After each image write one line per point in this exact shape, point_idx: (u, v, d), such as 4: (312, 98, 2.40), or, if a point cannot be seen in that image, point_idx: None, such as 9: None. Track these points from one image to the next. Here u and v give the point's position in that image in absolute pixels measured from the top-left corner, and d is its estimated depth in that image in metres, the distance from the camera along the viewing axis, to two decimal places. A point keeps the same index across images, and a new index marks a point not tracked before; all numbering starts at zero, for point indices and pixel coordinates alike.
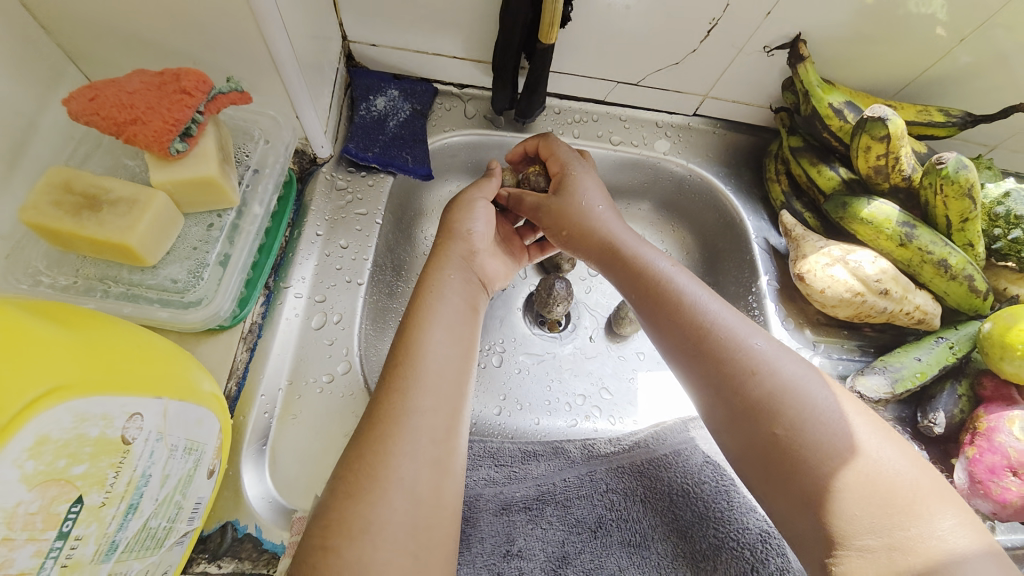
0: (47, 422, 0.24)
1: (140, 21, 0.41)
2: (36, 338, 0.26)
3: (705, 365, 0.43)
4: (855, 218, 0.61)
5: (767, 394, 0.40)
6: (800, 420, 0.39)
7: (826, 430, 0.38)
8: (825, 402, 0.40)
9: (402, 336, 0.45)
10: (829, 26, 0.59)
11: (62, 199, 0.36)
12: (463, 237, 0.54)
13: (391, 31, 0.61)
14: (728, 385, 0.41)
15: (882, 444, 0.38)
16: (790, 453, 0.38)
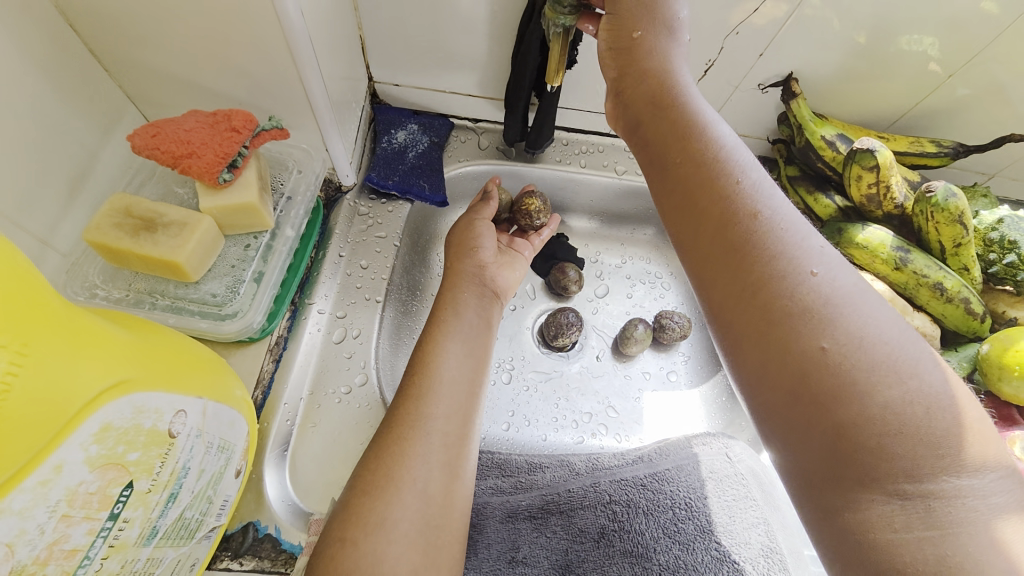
0: (112, 412, 0.28)
1: (197, 68, 0.47)
2: (112, 341, 0.30)
3: (745, 263, 0.35)
4: (851, 243, 0.63)
5: (811, 309, 0.33)
6: (857, 339, 0.32)
7: (874, 353, 0.31)
8: (881, 325, 0.32)
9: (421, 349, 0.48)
10: (820, 64, 0.63)
11: (122, 221, 0.41)
12: (477, 255, 0.58)
13: (414, 72, 0.67)
14: (772, 292, 0.34)
15: (939, 378, 0.31)
16: (829, 374, 0.31)
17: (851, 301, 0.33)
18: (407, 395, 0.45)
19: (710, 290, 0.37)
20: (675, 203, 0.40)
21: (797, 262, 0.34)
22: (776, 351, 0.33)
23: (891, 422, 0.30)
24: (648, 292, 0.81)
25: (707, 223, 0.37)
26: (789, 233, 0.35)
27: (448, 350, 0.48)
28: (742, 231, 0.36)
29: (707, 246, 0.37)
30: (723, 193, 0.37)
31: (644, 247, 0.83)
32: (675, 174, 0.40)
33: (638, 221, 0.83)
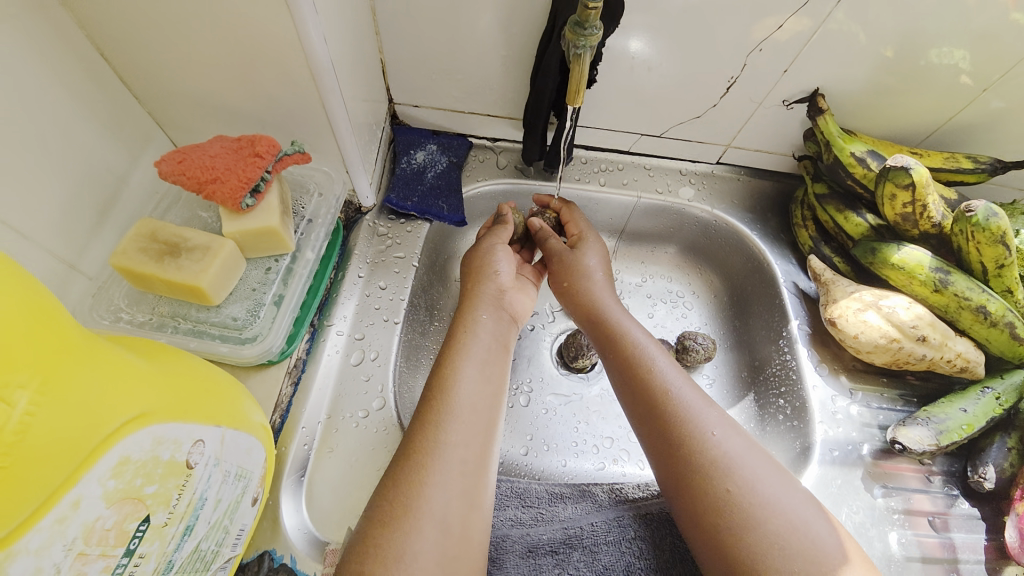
0: (129, 445, 0.27)
1: (222, 94, 0.48)
2: (129, 370, 0.29)
3: (661, 432, 0.46)
4: (886, 263, 0.61)
5: (713, 462, 0.43)
6: (753, 486, 0.42)
7: (765, 492, 0.42)
8: (762, 466, 0.44)
9: (436, 372, 0.47)
10: (846, 80, 0.61)
11: (147, 246, 0.41)
12: (496, 279, 0.57)
13: (433, 93, 0.68)
14: (680, 411, 0.46)
15: (805, 505, 0.42)
16: (718, 493, 0.42)
17: (744, 452, 0.44)
18: (421, 419, 0.44)
19: (645, 444, 0.48)
20: (624, 379, 0.51)
21: (707, 424, 0.46)
22: (687, 487, 0.44)
23: (756, 544, 0.40)
24: (669, 312, 0.79)
25: (640, 415, 0.48)
26: (702, 413, 0.46)
27: (465, 369, 0.47)
28: (667, 415, 0.46)
29: (642, 427, 0.48)
30: (660, 401, 0.47)
31: (665, 265, 0.82)
32: (624, 376, 0.51)
33: (659, 240, 0.81)
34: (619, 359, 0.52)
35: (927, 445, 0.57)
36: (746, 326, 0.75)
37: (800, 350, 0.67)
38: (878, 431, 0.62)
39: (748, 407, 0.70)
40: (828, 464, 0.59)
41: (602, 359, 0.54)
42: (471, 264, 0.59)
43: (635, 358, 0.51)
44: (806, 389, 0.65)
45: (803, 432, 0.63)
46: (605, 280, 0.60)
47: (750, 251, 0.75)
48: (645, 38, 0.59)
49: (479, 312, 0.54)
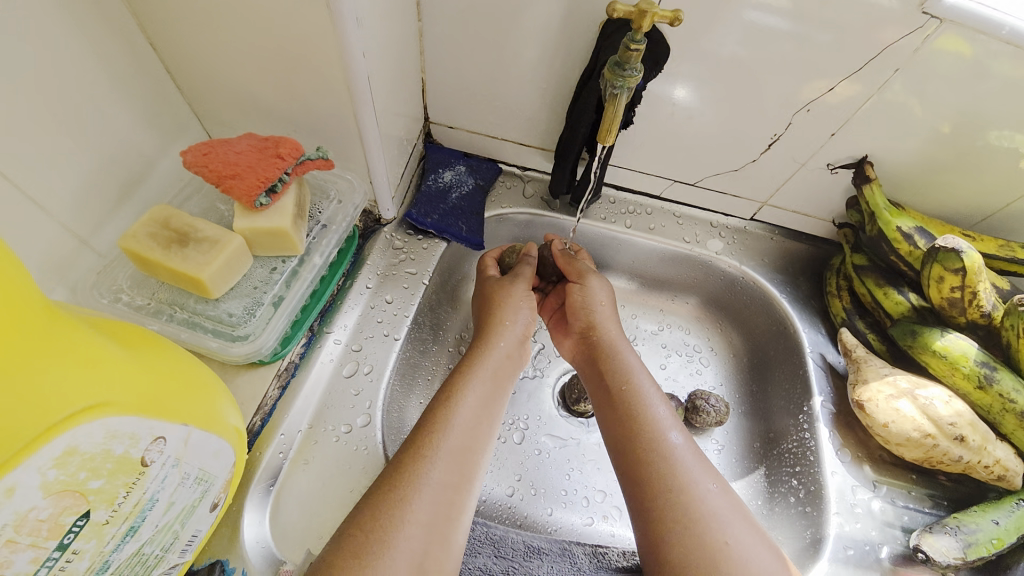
0: (80, 435, 0.26)
1: (259, 94, 0.49)
2: (97, 354, 0.29)
3: (650, 476, 0.47)
4: (927, 349, 0.56)
5: (705, 515, 0.44)
6: (730, 553, 0.43)
7: (741, 561, 0.43)
8: (742, 534, 0.44)
9: (431, 406, 0.47)
10: (898, 150, 0.58)
11: (158, 232, 0.41)
12: (511, 329, 0.56)
13: (468, 116, 0.68)
14: (665, 466, 0.47)
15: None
16: (709, 549, 0.43)
17: (733, 510, 0.46)
18: (408, 451, 0.43)
19: (629, 488, 0.48)
20: (618, 418, 0.51)
21: (699, 476, 0.47)
22: (674, 538, 0.44)
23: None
24: (683, 366, 0.75)
25: (631, 455, 0.49)
26: (694, 463, 0.48)
27: (461, 405, 0.47)
28: (660, 460, 0.47)
29: (630, 468, 0.48)
30: (653, 444, 0.48)
31: (684, 317, 0.78)
32: (618, 415, 0.51)
33: (680, 289, 0.78)
34: (612, 402, 0.53)
35: (953, 559, 0.51)
36: (764, 393, 0.70)
37: (821, 429, 0.61)
38: (901, 534, 0.55)
39: (757, 482, 0.65)
40: (840, 563, 0.53)
41: (596, 399, 0.55)
42: (494, 306, 0.57)
43: (632, 399, 0.52)
44: (823, 473, 0.59)
45: (816, 521, 0.57)
46: (613, 313, 0.61)
47: (776, 314, 0.71)
48: (691, 86, 0.58)
49: (492, 348, 0.53)
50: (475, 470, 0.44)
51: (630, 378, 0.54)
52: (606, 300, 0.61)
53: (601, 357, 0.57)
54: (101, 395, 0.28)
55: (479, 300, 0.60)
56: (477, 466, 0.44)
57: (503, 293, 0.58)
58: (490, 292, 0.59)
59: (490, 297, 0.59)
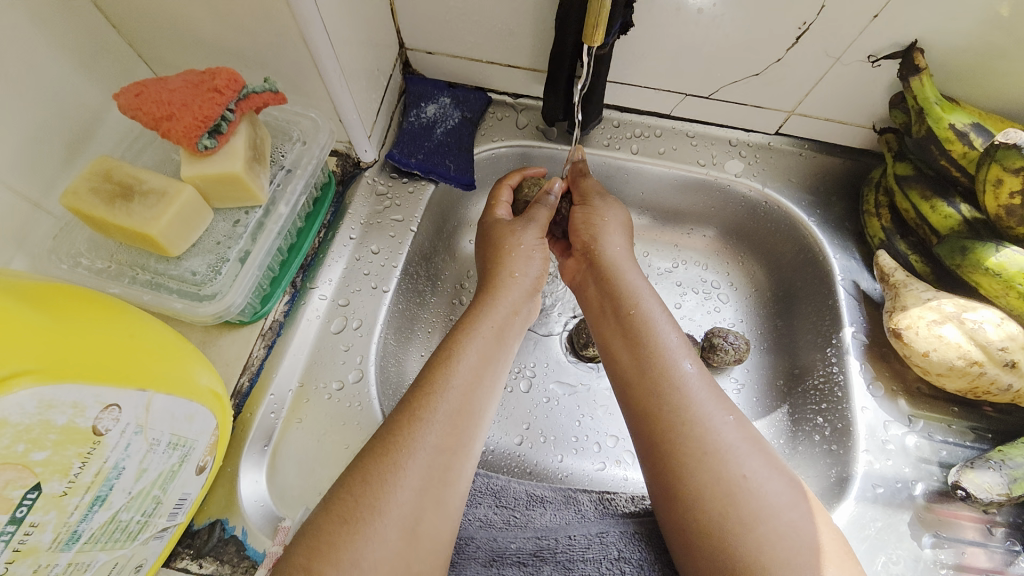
0: (6, 406, 0.25)
1: (194, 23, 0.43)
2: (14, 324, 0.27)
3: (659, 407, 0.43)
4: (977, 267, 0.49)
5: (720, 449, 0.41)
6: (743, 486, 0.40)
7: (756, 495, 0.40)
8: (756, 466, 0.41)
9: (430, 367, 0.43)
10: (962, 31, 0.47)
11: (100, 187, 0.39)
12: (518, 282, 0.52)
13: (445, 40, 0.59)
14: (674, 397, 0.43)
15: (801, 514, 0.39)
16: (724, 482, 0.40)
17: (752, 445, 0.42)
18: (402, 413, 0.40)
19: (636, 420, 0.45)
20: (625, 347, 0.48)
21: (714, 408, 0.43)
22: (686, 471, 0.41)
23: (764, 538, 0.38)
24: (700, 304, 0.70)
25: (638, 385, 0.45)
26: (709, 395, 0.44)
27: (459, 362, 0.43)
28: (670, 390, 0.44)
29: (637, 399, 0.45)
30: (664, 374, 0.45)
31: (701, 251, 0.72)
32: (626, 343, 0.48)
33: (696, 221, 0.71)
34: (621, 330, 0.49)
35: (997, 495, 0.47)
36: (790, 327, 0.65)
37: (851, 362, 0.56)
38: (938, 470, 0.51)
39: (780, 420, 0.61)
40: (868, 501, 0.50)
41: (602, 328, 0.51)
42: (503, 256, 0.53)
43: (639, 326, 0.48)
44: (852, 408, 0.54)
45: (842, 459, 0.53)
46: (621, 232, 0.56)
47: (805, 241, 0.63)
48: None
49: (496, 303, 0.49)
50: (472, 434, 0.41)
51: (639, 304, 0.50)
52: (612, 219, 0.56)
53: (608, 283, 0.52)
54: (25, 363, 0.26)
55: (482, 246, 0.56)
56: (474, 427, 0.42)
57: (508, 244, 0.53)
58: (494, 242, 0.54)
59: (495, 245, 0.54)
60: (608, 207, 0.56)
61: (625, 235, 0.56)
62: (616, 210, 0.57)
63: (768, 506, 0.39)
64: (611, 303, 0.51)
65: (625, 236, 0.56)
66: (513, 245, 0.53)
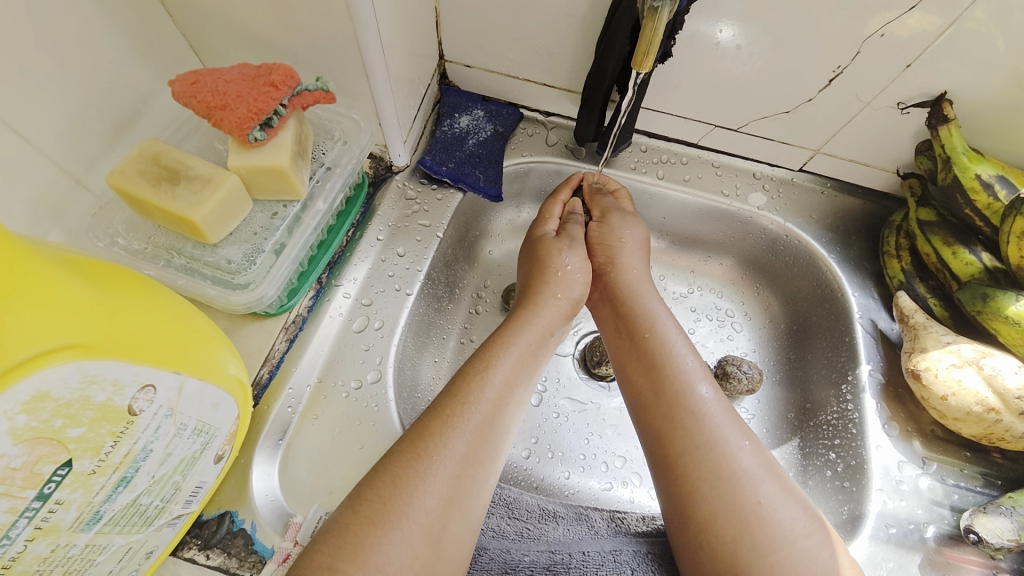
0: (50, 378, 0.25)
1: (251, 19, 0.44)
2: (66, 295, 0.27)
3: (674, 430, 0.43)
4: (998, 315, 0.50)
5: (737, 474, 0.41)
6: (759, 513, 0.39)
7: (772, 522, 0.39)
8: (772, 494, 0.41)
9: (463, 374, 0.44)
10: (991, 86, 0.49)
11: (147, 169, 0.39)
12: (558, 306, 0.52)
13: (485, 54, 0.61)
14: (690, 419, 0.43)
15: (818, 545, 0.39)
16: (737, 508, 0.40)
17: (767, 471, 0.42)
18: (434, 420, 0.40)
19: (650, 443, 0.45)
20: (640, 369, 0.48)
21: (730, 433, 0.43)
22: (699, 497, 0.41)
23: (778, 566, 0.38)
24: (713, 331, 0.70)
25: (653, 408, 0.45)
26: (725, 420, 0.44)
27: (493, 374, 0.44)
28: (686, 414, 0.44)
29: (651, 420, 0.45)
30: (680, 397, 0.45)
31: (717, 279, 0.72)
32: (642, 364, 0.48)
33: (715, 248, 0.72)
34: (637, 350, 0.49)
35: (1007, 541, 0.46)
36: (803, 360, 0.65)
37: (867, 401, 0.56)
38: (950, 514, 0.51)
39: (790, 453, 0.61)
40: (881, 542, 0.49)
41: (618, 347, 0.51)
42: (548, 276, 0.53)
43: (657, 348, 0.48)
44: (866, 446, 0.54)
45: (855, 497, 0.53)
46: (638, 252, 0.57)
47: (822, 276, 0.64)
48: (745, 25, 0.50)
49: (533, 321, 0.50)
50: (497, 447, 0.41)
51: (656, 326, 0.50)
52: (631, 239, 0.56)
53: (625, 303, 0.53)
54: (71, 337, 0.26)
55: (525, 256, 0.58)
56: (500, 442, 0.42)
57: (555, 263, 0.54)
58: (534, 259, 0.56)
59: (540, 262, 0.55)
60: (621, 227, 0.57)
61: (640, 253, 0.57)
62: (634, 226, 0.57)
63: (784, 534, 0.39)
64: (626, 323, 0.52)
65: (642, 258, 0.57)
66: (555, 264, 0.54)
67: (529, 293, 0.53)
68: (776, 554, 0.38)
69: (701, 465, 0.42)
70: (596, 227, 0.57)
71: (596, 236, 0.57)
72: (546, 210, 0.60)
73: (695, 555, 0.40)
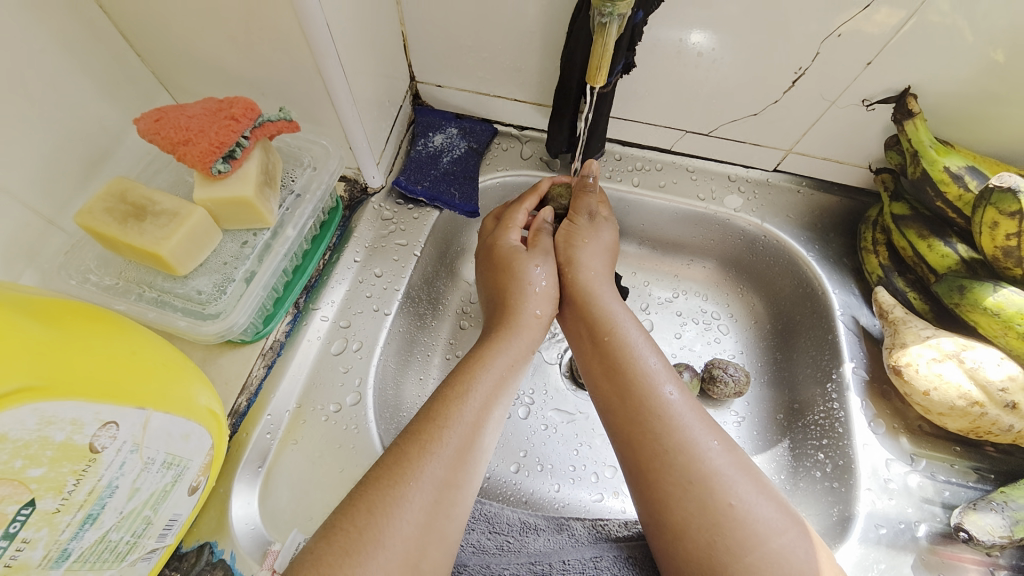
0: (8, 421, 0.26)
1: (216, 54, 0.45)
2: (18, 337, 0.28)
3: (642, 436, 0.43)
4: (976, 307, 0.49)
5: (707, 475, 0.41)
6: (733, 514, 0.39)
7: (749, 523, 0.39)
8: (744, 493, 0.40)
9: (442, 396, 0.44)
10: (951, 79, 0.49)
11: (114, 206, 0.40)
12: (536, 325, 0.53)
13: (454, 73, 0.62)
14: (656, 425, 0.43)
15: (796, 542, 0.38)
16: (708, 510, 0.39)
17: (739, 469, 0.41)
18: (409, 443, 0.40)
19: (621, 450, 0.44)
20: (605, 376, 0.48)
21: (698, 433, 0.43)
22: (673, 501, 0.40)
23: (754, 567, 0.37)
24: (699, 335, 0.70)
25: (622, 415, 0.45)
26: (693, 420, 0.43)
27: (472, 397, 0.44)
28: (654, 418, 0.44)
29: (620, 428, 0.45)
30: (646, 401, 0.45)
31: (701, 282, 0.72)
32: (607, 369, 0.48)
33: (697, 252, 0.72)
34: (600, 358, 0.49)
35: (998, 538, 0.46)
36: (790, 360, 0.64)
37: (851, 399, 0.56)
38: (942, 511, 0.50)
39: (781, 455, 0.60)
40: (871, 543, 0.48)
41: (582, 356, 0.51)
42: (516, 291, 0.53)
43: (618, 351, 0.48)
44: (853, 446, 0.54)
45: (845, 498, 0.52)
46: (604, 254, 0.56)
47: (803, 274, 0.64)
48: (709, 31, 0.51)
49: (513, 340, 0.50)
50: (476, 467, 0.42)
51: (615, 329, 0.50)
52: (594, 243, 0.56)
53: (585, 308, 0.53)
54: (25, 379, 0.27)
55: (489, 267, 0.57)
56: (476, 462, 0.42)
57: (529, 279, 0.54)
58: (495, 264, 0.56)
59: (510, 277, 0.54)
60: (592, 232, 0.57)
61: (606, 258, 0.57)
62: (603, 230, 0.57)
63: (760, 535, 0.38)
64: (586, 332, 0.52)
65: (606, 261, 0.56)
66: (528, 279, 0.54)
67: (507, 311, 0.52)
68: (755, 553, 0.38)
69: (672, 471, 0.41)
70: (566, 227, 0.57)
71: (562, 235, 0.58)
72: (510, 217, 0.58)
73: (676, 564, 0.39)
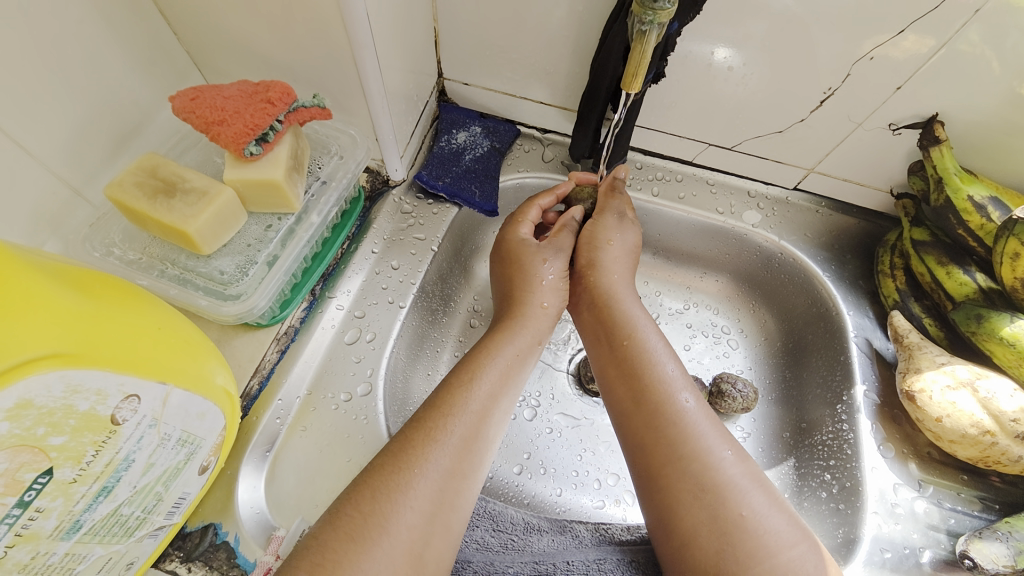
0: (34, 387, 0.26)
1: (252, 37, 0.45)
2: (51, 304, 0.28)
3: (657, 441, 0.43)
4: (992, 336, 0.50)
5: (720, 484, 0.40)
6: (744, 524, 0.39)
7: (760, 535, 0.38)
8: (755, 504, 0.40)
9: (448, 384, 0.44)
10: (978, 108, 0.49)
11: (144, 181, 0.40)
12: (544, 316, 0.53)
13: (482, 72, 0.62)
14: (671, 431, 0.43)
15: (805, 557, 0.38)
16: (720, 518, 0.39)
17: (751, 481, 0.41)
18: (415, 432, 0.40)
19: (633, 452, 0.44)
20: (620, 378, 0.48)
21: (713, 442, 0.43)
22: (684, 508, 0.40)
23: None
24: (709, 348, 0.70)
25: (635, 418, 0.45)
26: (707, 428, 0.43)
27: (478, 386, 0.44)
28: (669, 424, 0.43)
29: (634, 431, 0.45)
30: (661, 405, 0.44)
31: (713, 295, 0.72)
32: (624, 372, 0.48)
33: (711, 265, 0.72)
34: (617, 361, 0.49)
35: (1003, 567, 0.45)
36: (799, 379, 0.64)
37: (861, 421, 0.56)
38: (946, 539, 0.50)
39: (787, 473, 0.60)
40: (876, 566, 0.48)
41: (598, 357, 0.51)
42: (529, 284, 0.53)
43: (637, 355, 0.48)
44: (861, 468, 0.54)
45: (850, 520, 0.52)
46: (625, 257, 0.56)
47: (818, 294, 0.64)
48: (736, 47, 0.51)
49: (523, 330, 0.50)
50: (481, 458, 0.42)
51: (635, 334, 0.50)
52: (619, 245, 0.56)
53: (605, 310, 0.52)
54: (52, 346, 0.27)
55: (497, 262, 0.57)
56: (481, 456, 0.42)
57: (538, 272, 0.54)
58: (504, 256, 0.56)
59: (518, 271, 0.54)
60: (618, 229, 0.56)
61: (627, 265, 0.56)
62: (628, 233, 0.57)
63: (770, 548, 0.38)
64: (605, 334, 0.51)
65: (627, 263, 0.56)
66: (538, 273, 0.54)
67: (513, 304, 0.52)
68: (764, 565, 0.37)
69: (683, 478, 0.41)
70: (590, 224, 0.56)
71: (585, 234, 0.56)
72: (523, 212, 0.58)
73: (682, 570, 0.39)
